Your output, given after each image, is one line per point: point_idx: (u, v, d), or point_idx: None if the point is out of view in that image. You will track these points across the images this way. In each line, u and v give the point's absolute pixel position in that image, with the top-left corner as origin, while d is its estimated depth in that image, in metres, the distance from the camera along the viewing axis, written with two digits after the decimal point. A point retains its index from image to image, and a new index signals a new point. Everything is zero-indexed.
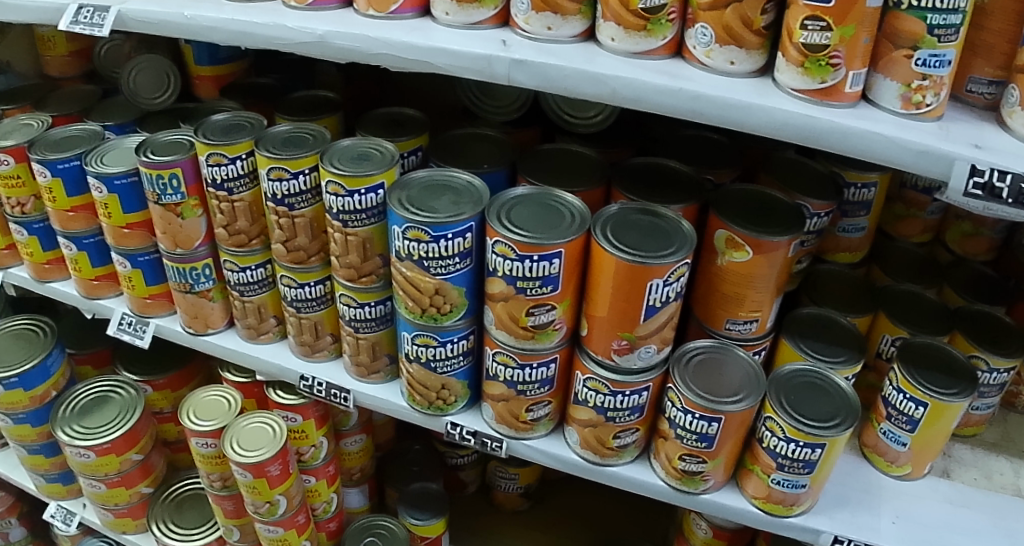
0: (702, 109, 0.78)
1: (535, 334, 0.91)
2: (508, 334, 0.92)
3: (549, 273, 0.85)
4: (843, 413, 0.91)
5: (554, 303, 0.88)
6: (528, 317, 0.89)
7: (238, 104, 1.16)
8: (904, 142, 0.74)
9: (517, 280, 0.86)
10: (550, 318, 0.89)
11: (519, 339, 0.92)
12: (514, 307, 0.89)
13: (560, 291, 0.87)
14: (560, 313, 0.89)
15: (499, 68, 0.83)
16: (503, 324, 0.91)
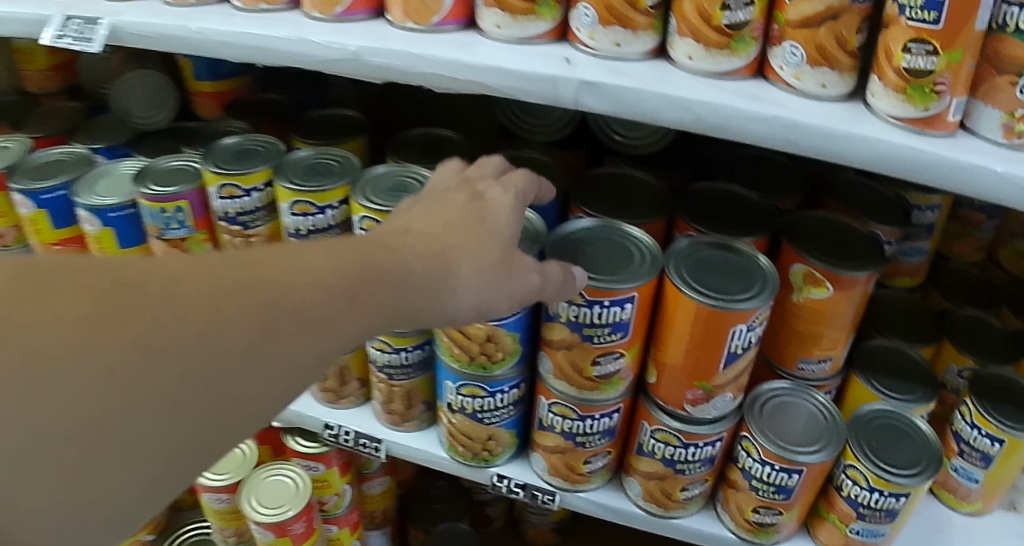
0: (797, 138, 0.71)
1: (600, 385, 0.84)
2: (571, 385, 0.84)
3: (619, 318, 0.78)
4: (927, 459, 0.83)
5: (623, 350, 0.81)
6: (594, 367, 0.82)
7: (249, 123, 0.98)
8: (1016, 178, 0.65)
9: (583, 326, 0.79)
10: (619, 367, 0.82)
11: (583, 390, 0.84)
12: (578, 356, 0.82)
13: (629, 338, 0.80)
14: (629, 360, 0.82)
15: (567, 91, 0.78)
16: (563, 375, 0.84)
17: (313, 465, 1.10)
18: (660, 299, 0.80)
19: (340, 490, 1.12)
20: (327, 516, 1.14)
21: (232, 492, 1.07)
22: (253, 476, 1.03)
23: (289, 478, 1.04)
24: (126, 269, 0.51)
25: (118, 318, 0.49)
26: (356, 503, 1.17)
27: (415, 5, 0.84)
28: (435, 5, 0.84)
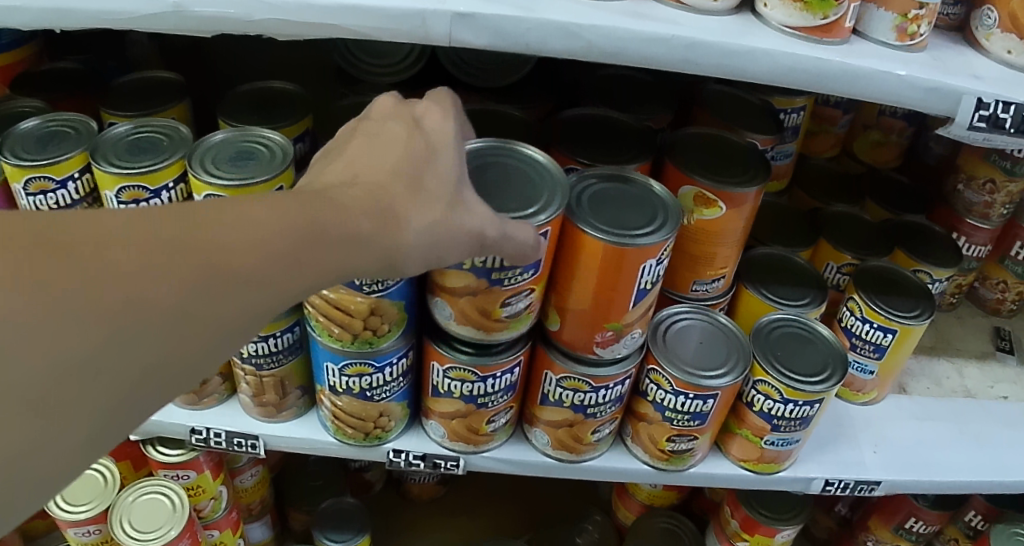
0: (697, 58, 0.67)
1: (509, 325, 0.75)
2: (479, 331, 0.75)
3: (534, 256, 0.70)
4: (832, 364, 0.85)
5: (534, 285, 0.73)
6: (504, 308, 0.73)
7: (43, 102, 0.80)
8: (915, 80, 0.69)
9: (491, 271, 0.69)
10: (529, 302, 0.74)
11: (493, 334, 0.75)
12: (485, 300, 0.72)
13: (539, 273, 0.72)
14: (538, 292, 0.74)
15: (437, 27, 0.66)
16: (468, 322, 0.74)
17: (181, 474, 0.97)
18: (562, 239, 0.74)
19: (217, 493, 1.01)
20: (205, 523, 1.02)
21: (100, 522, 0.93)
22: (121, 502, 0.93)
23: (164, 496, 0.93)
24: None
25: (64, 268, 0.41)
26: (234, 502, 1.06)
27: None
28: None
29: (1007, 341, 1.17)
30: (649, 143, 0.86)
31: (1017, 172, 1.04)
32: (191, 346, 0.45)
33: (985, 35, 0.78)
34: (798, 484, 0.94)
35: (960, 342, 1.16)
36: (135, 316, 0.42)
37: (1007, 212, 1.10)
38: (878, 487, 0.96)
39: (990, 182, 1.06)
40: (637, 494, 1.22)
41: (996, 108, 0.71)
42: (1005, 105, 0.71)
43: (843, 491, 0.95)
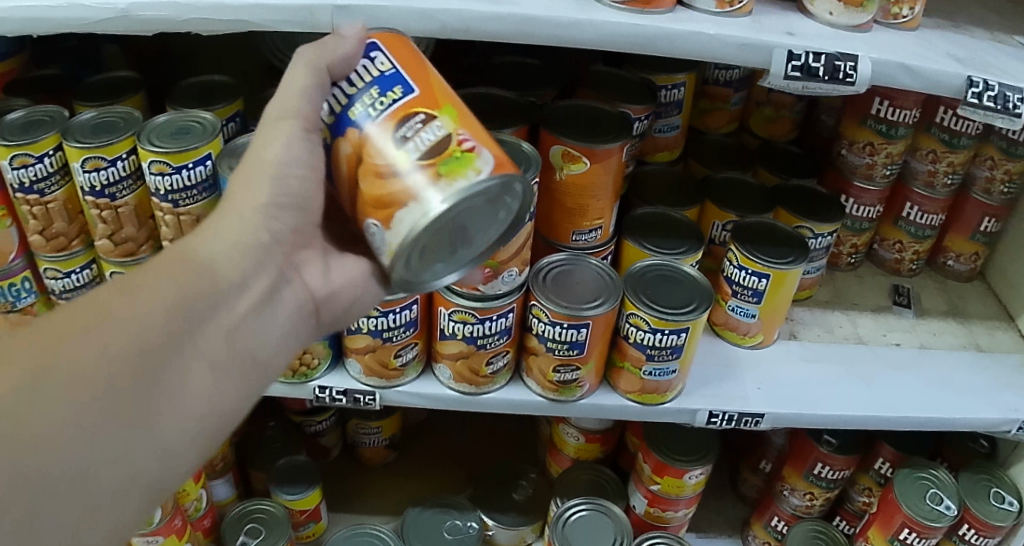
0: (532, 30, 0.77)
1: (421, 167, 0.64)
2: (408, 203, 0.65)
3: (372, 75, 0.68)
4: (698, 299, 0.96)
5: (422, 110, 0.66)
6: (400, 148, 0.65)
7: (28, 99, 0.97)
8: (725, 37, 0.76)
9: (351, 109, 0.68)
10: (441, 135, 0.65)
11: (420, 194, 0.64)
12: (370, 152, 0.66)
13: (416, 91, 0.67)
14: (451, 127, 0.66)
15: (321, 16, 0.79)
16: (390, 208, 0.66)
17: None
18: None
19: None
20: None
21: None
22: None
23: None
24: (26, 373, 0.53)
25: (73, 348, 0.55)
26: None
27: None
28: None
29: (905, 295, 1.28)
30: (529, 115, 1.00)
31: (892, 134, 1.15)
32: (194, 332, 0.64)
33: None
34: (683, 416, 1.05)
35: (856, 297, 1.27)
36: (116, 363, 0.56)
37: (890, 174, 1.20)
38: (762, 419, 1.06)
39: (869, 145, 1.18)
40: (566, 449, 1.39)
41: (807, 58, 0.77)
42: (815, 55, 0.77)
43: (728, 423, 1.06)
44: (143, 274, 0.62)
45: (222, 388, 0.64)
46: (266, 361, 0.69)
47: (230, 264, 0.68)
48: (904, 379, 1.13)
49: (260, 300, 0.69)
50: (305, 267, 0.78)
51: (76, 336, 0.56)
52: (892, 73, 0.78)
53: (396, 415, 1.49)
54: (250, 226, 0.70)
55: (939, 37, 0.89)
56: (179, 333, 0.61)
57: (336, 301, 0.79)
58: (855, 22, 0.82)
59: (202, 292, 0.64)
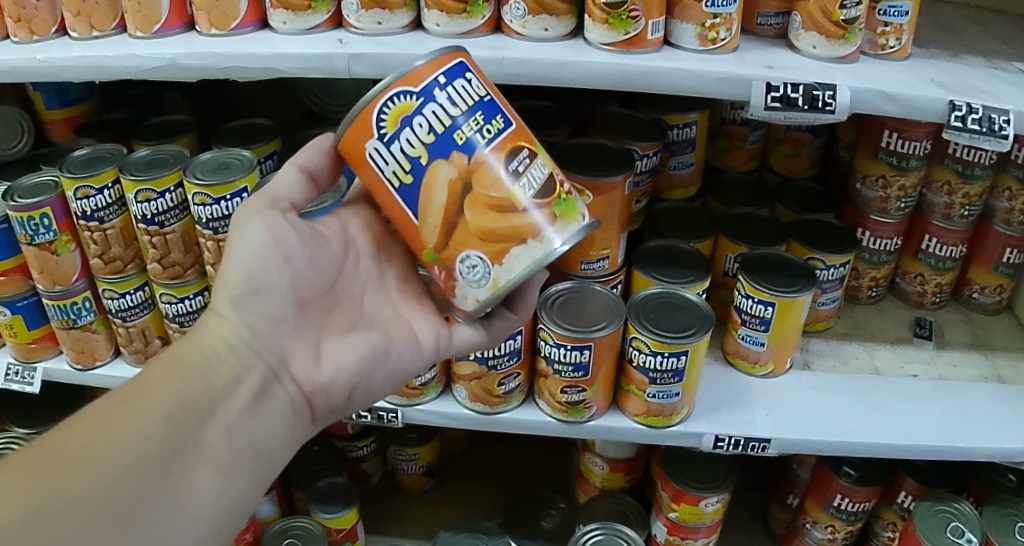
0: (525, 72, 0.91)
1: (547, 204, 0.72)
2: (526, 241, 0.71)
3: (473, 100, 0.70)
4: (699, 323, 1.00)
5: (526, 146, 0.72)
6: (515, 184, 0.70)
7: (95, 140, 1.10)
8: (706, 73, 0.90)
9: (454, 133, 0.69)
10: (546, 175, 0.73)
11: (540, 233, 0.71)
12: (484, 183, 0.70)
13: (513, 125, 0.72)
14: (550, 167, 0.74)
15: (340, 64, 0.92)
16: (505, 243, 0.71)
17: None
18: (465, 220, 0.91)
19: None
20: None
21: None
22: None
23: None
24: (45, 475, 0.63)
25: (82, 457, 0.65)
26: None
27: (216, 13, 0.96)
28: (232, 12, 0.96)
29: (926, 328, 1.27)
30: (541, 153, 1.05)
31: (904, 167, 1.16)
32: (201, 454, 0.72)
33: (796, 36, 0.96)
34: (690, 439, 1.07)
35: (876, 329, 1.28)
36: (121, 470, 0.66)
37: (906, 206, 1.21)
38: (769, 445, 1.08)
39: (882, 177, 1.19)
40: (593, 479, 1.32)
41: (786, 90, 0.89)
42: (792, 86, 0.89)
43: (734, 447, 1.08)
44: (143, 388, 0.72)
45: (227, 483, 0.73)
46: (269, 451, 0.78)
47: (222, 365, 0.77)
48: (919, 408, 1.13)
49: (253, 397, 0.78)
50: (294, 355, 0.82)
51: (83, 453, 0.66)
52: (871, 99, 0.90)
53: (435, 441, 1.46)
54: (230, 326, 0.79)
55: (927, 65, 1.00)
56: (177, 440, 0.70)
57: (329, 388, 0.83)
58: (838, 53, 0.94)
59: (195, 396, 0.74)
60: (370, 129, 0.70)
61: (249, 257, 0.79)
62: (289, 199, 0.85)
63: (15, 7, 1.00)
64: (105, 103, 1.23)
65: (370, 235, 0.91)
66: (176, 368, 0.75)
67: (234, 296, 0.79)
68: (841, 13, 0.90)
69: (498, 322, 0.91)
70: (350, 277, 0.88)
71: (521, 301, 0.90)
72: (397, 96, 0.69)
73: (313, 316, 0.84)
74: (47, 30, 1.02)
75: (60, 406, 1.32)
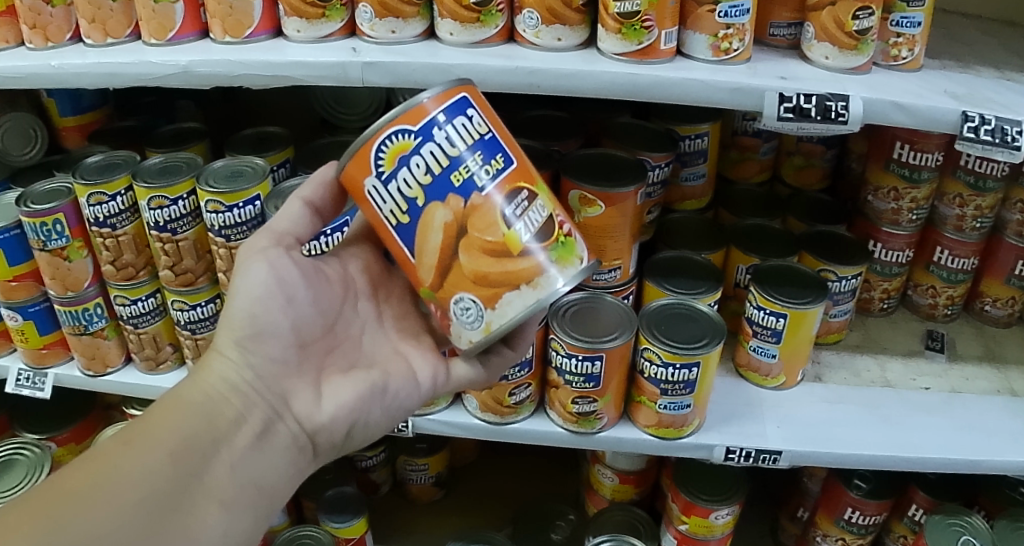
0: (539, 82, 0.91)
1: (543, 248, 0.71)
2: (520, 287, 0.70)
3: (472, 139, 0.69)
4: (710, 335, 0.99)
5: (525, 186, 0.71)
6: (512, 228, 0.70)
7: (108, 147, 1.11)
8: (719, 83, 0.90)
9: (451, 175, 0.69)
10: (545, 217, 0.72)
11: (535, 279, 0.71)
12: (480, 226, 0.69)
13: (513, 165, 0.71)
14: (550, 208, 0.73)
15: (353, 72, 0.92)
16: (498, 288, 0.70)
17: None
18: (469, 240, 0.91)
19: None
20: None
21: None
22: None
23: None
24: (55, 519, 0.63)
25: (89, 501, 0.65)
26: None
27: (231, 21, 0.96)
28: (246, 19, 0.96)
29: (938, 341, 1.26)
30: (552, 163, 1.05)
31: (916, 179, 1.15)
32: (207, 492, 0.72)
33: (809, 47, 0.95)
34: (701, 451, 1.07)
35: (887, 342, 1.27)
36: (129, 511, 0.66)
37: (918, 218, 1.20)
38: (780, 457, 1.07)
39: (893, 190, 1.18)
40: (603, 491, 1.31)
41: (798, 101, 0.89)
42: (804, 97, 0.89)
43: (745, 459, 1.07)
44: (146, 429, 0.72)
45: (232, 519, 0.74)
46: (272, 488, 0.78)
47: (224, 405, 0.77)
48: (930, 421, 1.12)
49: (256, 434, 0.78)
50: (295, 395, 0.82)
51: (90, 494, 0.66)
52: (884, 111, 0.89)
53: (445, 452, 1.46)
54: (232, 366, 0.79)
55: (940, 76, 0.99)
56: (183, 478, 0.71)
57: (330, 426, 0.82)
58: (850, 64, 0.93)
59: (199, 434, 0.74)
60: (368, 167, 0.70)
61: (254, 297, 0.80)
62: (294, 234, 0.85)
63: (31, 13, 1.00)
64: (119, 110, 1.23)
65: (369, 275, 0.92)
66: (180, 407, 0.76)
67: (238, 336, 0.80)
68: (853, 24, 0.90)
69: (496, 358, 0.89)
70: (349, 318, 0.88)
71: (519, 337, 0.88)
72: (395, 135, 0.68)
73: (314, 357, 0.84)
74: (62, 37, 1.02)
75: (70, 412, 1.32)
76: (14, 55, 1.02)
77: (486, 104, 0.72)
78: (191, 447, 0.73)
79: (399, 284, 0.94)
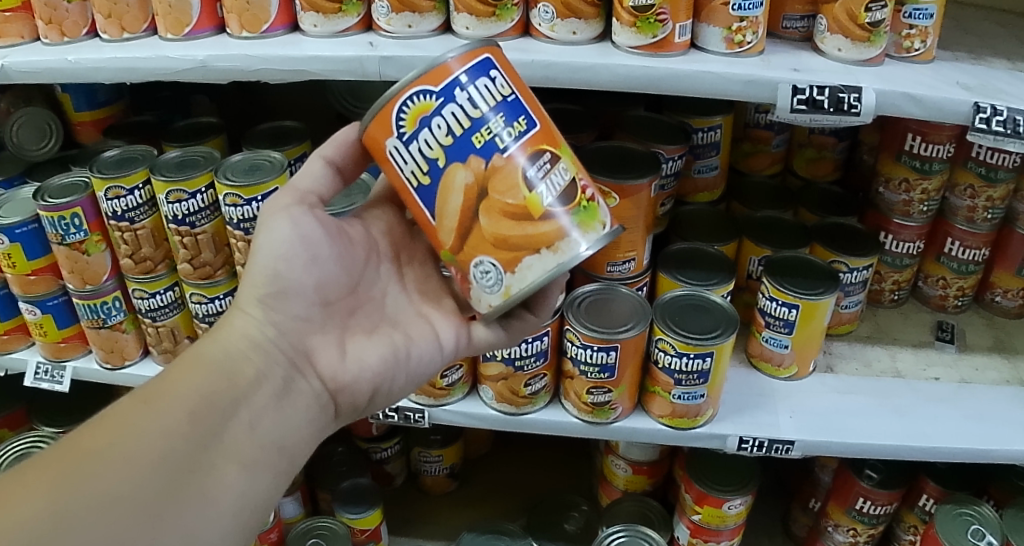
0: (554, 75, 0.92)
1: (564, 211, 0.71)
2: (540, 251, 0.71)
3: (496, 100, 0.69)
4: (723, 325, 1.00)
5: (548, 149, 0.71)
6: (534, 191, 0.70)
7: (124, 142, 1.12)
8: (732, 76, 0.90)
9: (472, 137, 0.69)
10: (568, 181, 0.72)
11: (556, 243, 0.71)
12: (501, 189, 0.70)
13: (537, 128, 0.71)
14: (573, 172, 0.73)
15: (371, 66, 0.93)
16: (519, 252, 0.71)
17: None
18: None
19: None
20: None
21: None
22: None
23: None
24: (69, 475, 0.62)
25: (106, 459, 0.64)
26: None
27: (247, 16, 0.97)
28: (264, 15, 0.97)
29: (948, 332, 1.27)
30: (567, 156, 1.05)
31: (927, 170, 1.16)
32: (226, 451, 0.71)
33: (821, 39, 0.96)
34: (714, 441, 1.08)
35: (898, 333, 1.28)
36: (148, 469, 0.65)
37: (928, 210, 1.21)
38: (792, 447, 1.08)
39: (905, 181, 1.19)
40: (616, 481, 1.32)
41: (811, 92, 0.90)
42: (817, 89, 0.89)
43: (758, 449, 1.08)
44: (164, 388, 0.71)
45: (253, 479, 0.73)
46: (292, 449, 0.78)
47: (245, 363, 0.77)
48: (941, 411, 1.13)
49: (277, 393, 0.78)
50: (317, 352, 0.83)
51: (108, 453, 0.64)
52: (897, 103, 0.90)
53: (459, 443, 1.47)
54: (254, 323, 0.80)
55: (952, 68, 1.00)
56: (202, 436, 0.70)
57: (353, 386, 0.84)
58: (863, 56, 0.94)
59: (217, 393, 0.73)
60: (390, 128, 0.71)
61: (277, 254, 0.81)
62: (317, 193, 0.85)
63: (47, 9, 1.01)
64: (135, 105, 1.24)
65: (391, 238, 0.93)
66: (199, 365, 0.75)
67: (260, 294, 0.81)
68: (866, 16, 0.91)
69: (517, 323, 0.91)
70: (372, 279, 0.89)
71: (541, 303, 0.89)
72: (418, 95, 0.69)
73: (336, 316, 0.85)
74: (78, 32, 1.03)
75: (88, 404, 1.34)
76: (31, 50, 1.03)
77: (511, 66, 0.72)
78: (209, 408, 0.72)
79: (421, 248, 0.94)
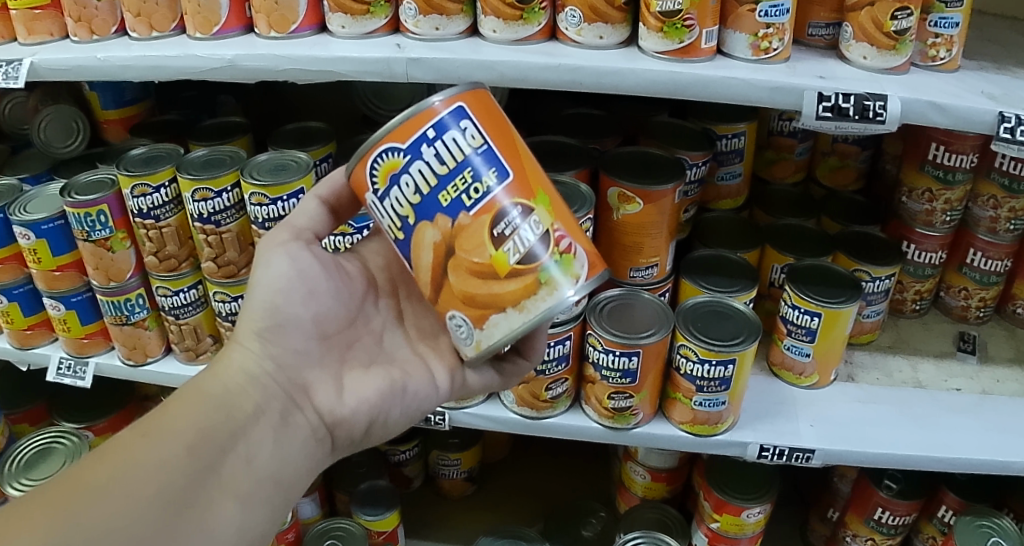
0: (581, 79, 0.92)
1: (533, 268, 0.67)
2: (506, 310, 0.67)
3: (463, 155, 0.66)
4: (746, 332, 0.99)
5: (522, 201, 0.67)
6: (500, 249, 0.66)
7: (151, 141, 1.12)
8: (758, 82, 0.90)
9: (438, 196, 0.66)
10: (541, 233, 0.67)
11: (522, 302, 0.67)
12: (467, 247, 0.66)
13: (508, 179, 0.66)
14: (549, 222, 0.68)
15: (398, 68, 0.93)
16: (486, 309, 0.68)
17: None
18: None
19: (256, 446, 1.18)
20: None
21: None
22: None
23: None
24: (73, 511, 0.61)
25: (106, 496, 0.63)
26: None
27: (276, 16, 0.97)
28: (292, 15, 0.97)
29: (970, 343, 1.26)
30: (591, 160, 1.06)
31: (950, 180, 1.16)
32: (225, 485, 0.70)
33: (847, 47, 0.96)
34: (734, 448, 1.07)
35: (919, 343, 1.27)
36: (149, 504, 0.64)
37: (951, 220, 1.20)
38: (813, 455, 1.07)
39: (928, 191, 1.18)
40: (633, 488, 1.32)
41: (837, 100, 0.89)
42: (843, 96, 0.89)
43: (779, 457, 1.08)
44: (162, 420, 0.70)
45: (248, 514, 0.72)
46: (289, 482, 0.76)
47: (244, 397, 0.76)
48: (963, 422, 1.12)
49: (275, 426, 0.76)
50: (315, 387, 0.81)
51: (104, 488, 0.63)
52: (922, 111, 0.89)
53: (476, 447, 1.47)
54: (252, 357, 0.78)
55: (976, 77, 0.99)
56: (198, 471, 0.68)
57: (350, 419, 0.82)
58: (888, 64, 0.94)
59: (215, 426, 0.72)
60: (366, 183, 0.69)
61: (275, 288, 0.81)
62: (312, 229, 0.85)
63: (77, 6, 1.02)
64: (161, 104, 1.25)
65: (388, 273, 0.93)
66: (196, 399, 0.73)
67: (258, 328, 0.80)
68: (892, 24, 0.90)
69: (509, 366, 0.92)
70: (370, 313, 0.89)
71: (532, 349, 0.91)
72: (386, 152, 0.67)
73: (335, 349, 0.84)
74: (107, 30, 1.04)
75: (110, 401, 1.35)
76: (61, 48, 1.03)
77: (492, 111, 0.68)
78: (208, 442, 0.70)
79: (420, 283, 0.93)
